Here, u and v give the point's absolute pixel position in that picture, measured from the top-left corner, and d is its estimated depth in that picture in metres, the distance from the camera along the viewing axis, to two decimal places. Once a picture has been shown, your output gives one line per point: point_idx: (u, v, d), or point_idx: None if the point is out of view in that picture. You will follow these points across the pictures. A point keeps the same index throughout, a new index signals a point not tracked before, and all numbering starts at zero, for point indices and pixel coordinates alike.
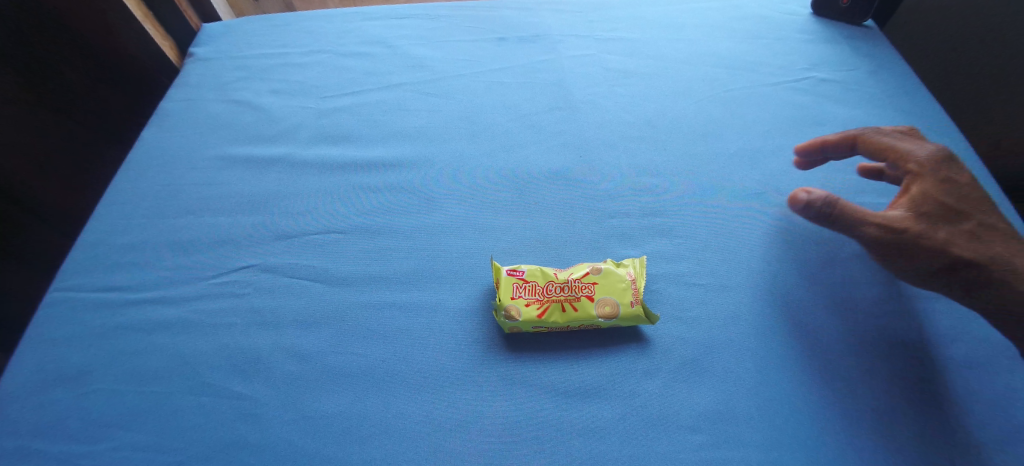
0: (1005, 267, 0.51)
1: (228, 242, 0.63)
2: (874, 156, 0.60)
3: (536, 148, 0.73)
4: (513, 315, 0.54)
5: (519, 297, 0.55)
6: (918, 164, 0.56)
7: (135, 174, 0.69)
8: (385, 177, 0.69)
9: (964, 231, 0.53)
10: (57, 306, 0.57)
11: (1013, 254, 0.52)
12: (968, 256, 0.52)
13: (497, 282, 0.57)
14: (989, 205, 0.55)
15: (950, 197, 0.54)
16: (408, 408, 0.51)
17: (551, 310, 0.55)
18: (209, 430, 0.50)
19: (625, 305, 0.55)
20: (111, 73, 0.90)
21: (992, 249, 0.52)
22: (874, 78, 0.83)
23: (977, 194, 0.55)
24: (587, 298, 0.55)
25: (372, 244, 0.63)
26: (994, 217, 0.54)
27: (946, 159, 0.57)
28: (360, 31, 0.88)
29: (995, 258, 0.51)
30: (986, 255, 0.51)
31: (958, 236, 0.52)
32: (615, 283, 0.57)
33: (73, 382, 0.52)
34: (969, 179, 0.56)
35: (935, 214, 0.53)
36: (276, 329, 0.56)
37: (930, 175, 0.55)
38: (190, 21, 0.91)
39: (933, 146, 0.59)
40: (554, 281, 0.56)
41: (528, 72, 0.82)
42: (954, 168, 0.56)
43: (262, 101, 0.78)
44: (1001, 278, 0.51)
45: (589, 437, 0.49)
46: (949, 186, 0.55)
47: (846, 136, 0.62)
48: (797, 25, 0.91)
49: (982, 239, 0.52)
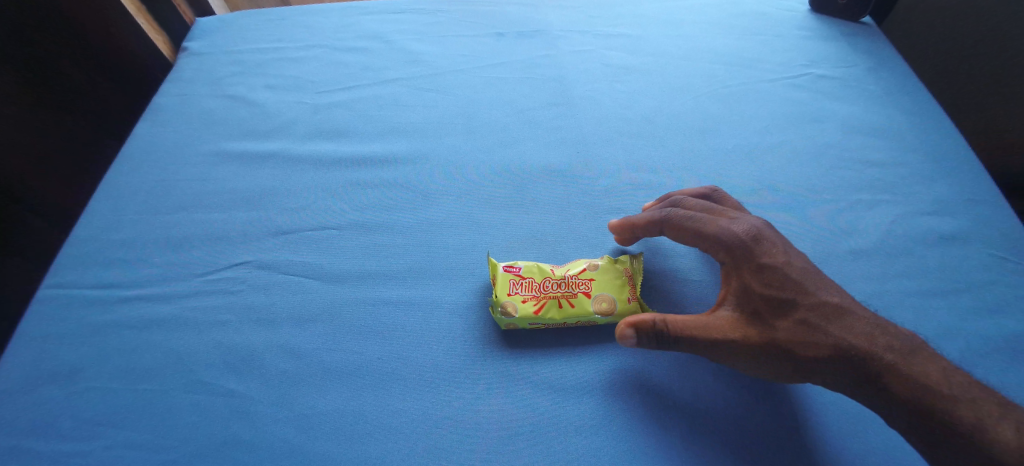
0: (870, 357, 0.43)
1: (222, 239, 0.62)
2: (682, 240, 0.54)
3: (534, 144, 0.72)
4: (510, 312, 0.53)
5: (516, 294, 0.55)
6: (727, 248, 0.50)
7: (128, 170, 0.68)
8: (380, 173, 0.69)
9: (812, 320, 0.45)
10: (49, 303, 0.56)
11: (855, 343, 0.44)
12: (826, 350, 0.44)
13: (494, 278, 0.56)
14: (821, 285, 0.48)
15: (768, 285, 0.47)
16: (404, 405, 0.50)
17: (548, 306, 0.54)
18: (202, 428, 0.49)
19: (621, 300, 0.55)
20: (110, 72, 0.90)
21: (843, 336, 0.44)
22: (873, 75, 0.83)
23: (805, 275, 0.48)
24: (584, 294, 0.55)
25: (368, 240, 0.62)
26: (829, 298, 0.47)
27: (750, 239, 0.50)
28: (357, 26, 0.87)
29: (852, 350, 0.43)
30: (843, 346, 0.44)
31: (795, 330, 0.45)
32: (611, 278, 0.56)
33: (65, 380, 0.51)
34: (782, 259, 0.49)
35: (762, 307, 0.47)
36: (271, 326, 0.55)
37: (734, 262, 0.50)
38: (185, 17, 0.90)
39: (747, 223, 0.52)
40: (551, 277, 0.56)
41: (526, 68, 0.81)
42: (762, 247, 0.49)
43: (258, 96, 0.77)
44: (878, 370, 0.42)
45: (586, 434, 0.49)
46: (763, 271, 0.48)
47: (652, 221, 0.56)
48: (796, 21, 0.90)
49: (826, 328, 0.45)
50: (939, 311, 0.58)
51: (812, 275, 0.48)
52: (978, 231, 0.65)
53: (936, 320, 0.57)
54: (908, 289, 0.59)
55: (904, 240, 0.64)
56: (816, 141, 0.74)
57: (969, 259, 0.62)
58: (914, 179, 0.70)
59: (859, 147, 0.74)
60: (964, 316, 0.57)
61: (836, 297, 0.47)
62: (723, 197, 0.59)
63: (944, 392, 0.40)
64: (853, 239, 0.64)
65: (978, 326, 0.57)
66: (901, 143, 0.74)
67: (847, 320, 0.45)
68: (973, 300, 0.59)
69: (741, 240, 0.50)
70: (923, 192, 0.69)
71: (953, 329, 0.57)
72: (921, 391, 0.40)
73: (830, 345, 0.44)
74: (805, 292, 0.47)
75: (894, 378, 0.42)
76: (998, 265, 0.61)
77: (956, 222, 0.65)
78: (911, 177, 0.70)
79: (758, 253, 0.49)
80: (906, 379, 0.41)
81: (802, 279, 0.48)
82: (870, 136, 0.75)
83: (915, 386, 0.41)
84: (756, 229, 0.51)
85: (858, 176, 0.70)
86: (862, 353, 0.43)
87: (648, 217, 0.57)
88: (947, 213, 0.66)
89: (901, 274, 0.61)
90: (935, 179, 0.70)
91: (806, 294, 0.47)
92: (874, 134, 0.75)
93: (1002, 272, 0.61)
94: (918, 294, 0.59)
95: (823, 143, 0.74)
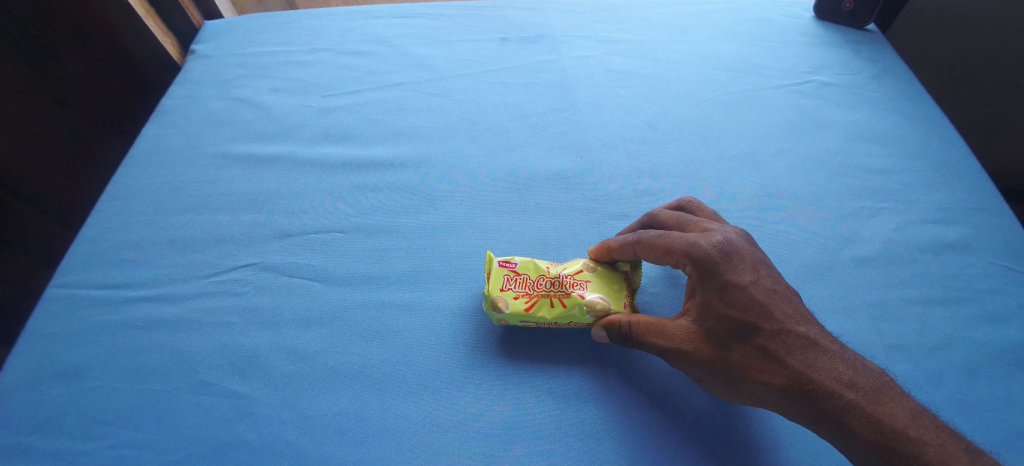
0: (829, 391, 0.43)
1: (228, 240, 0.63)
2: (657, 261, 0.51)
3: (537, 149, 0.72)
4: (501, 307, 0.53)
5: (508, 290, 0.54)
6: (693, 263, 0.49)
7: (134, 172, 0.69)
8: (384, 176, 0.69)
9: (772, 346, 0.46)
10: (56, 303, 0.57)
11: (814, 376, 0.44)
12: (783, 378, 0.44)
13: (487, 272, 0.55)
14: (787, 310, 0.47)
15: (729, 306, 0.47)
16: (406, 409, 0.51)
17: (540, 304, 0.53)
18: (207, 429, 0.49)
19: (616, 306, 0.54)
20: (117, 73, 0.91)
21: (802, 368, 0.44)
22: (876, 83, 0.83)
23: (771, 298, 0.47)
24: (579, 295, 0.53)
25: (372, 243, 0.63)
26: (795, 326, 0.46)
27: (719, 255, 0.48)
28: (362, 30, 0.88)
29: (811, 382, 0.44)
30: (802, 377, 0.44)
31: (752, 355, 0.46)
32: (609, 283, 0.55)
33: (72, 379, 0.52)
34: (749, 279, 0.48)
35: (721, 329, 0.47)
36: (275, 328, 0.56)
37: (700, 278, 0.48)
38: (192, 18, 0.90)
39: (719, 236, 0.50)
40: (546, 275, 0.54)
41: (531, 73, 0.82)
42: (731, 264, 0.48)
43: (263, 99, 0.78)
44: (835, 406, 0.42)
45: (587, 439, 0.49)
46: (728, 291, 0.47)
47: (625, 243, 0.53)
48: (800, 29, 0.90)
49: (787, 356, 0.45)
50: (939, 319, 0.58)
51: (780, 296, 0.48)
52: (980, 240, 0.65)
53: (938, 329, 0.57)
54: (909, 297, 0.60)
55: (906, 248, 0.64)
56: (818, 149, 0.74)
57: (970, 268, 0.62)
58: (917, 187, 0.70)
59: (861, 154, 0.74)
60: (965, 325, 0.57)
61: (802, 325, 0.46)
62: (698, 207, 0.57)
63: (906, 434, 0.40)
64: (854, 247, 0.64)
65: (979, 335, 0.57)
66: (903, 151, 0.74)
67: (811, 350, 0.45)
68: (973, 308, 0.59)
69: (709, 256, 0.48)
70: (926, 200, 0.69)
71: (956, 337, 0.57)
72: (881, 433, 0.40)
73: (788, 374, 0.44)
74: (770, 317, 0.46)
75: (852, 415, 0.42)
76: (999, 274, 0.61)
77: (959, 231, 0.65)
78: (914, 185, 0.70)
79: (725, 270, 0.48)
80: (868, 419, 0.41)
81: (769, 302, 0.47)
82: (873, 144, 0.75)
83: (875, 427, 0.41)
84: (727, 243, 0.49)
85: (860, 183, 0.70)
86: (821, 386, 0.43)
87: (622, 238, 0.54)
88: (951, 222, 0.66)
89: (902, 282, 0.61)
90: (939, 188, 0.70)
91: (769, 318, 0.46)
92: (876, 142, 0.75)
93: (1003, 281, 0.61)
94: (919, 303, 0.59)
95: (826, 150, 0.74)
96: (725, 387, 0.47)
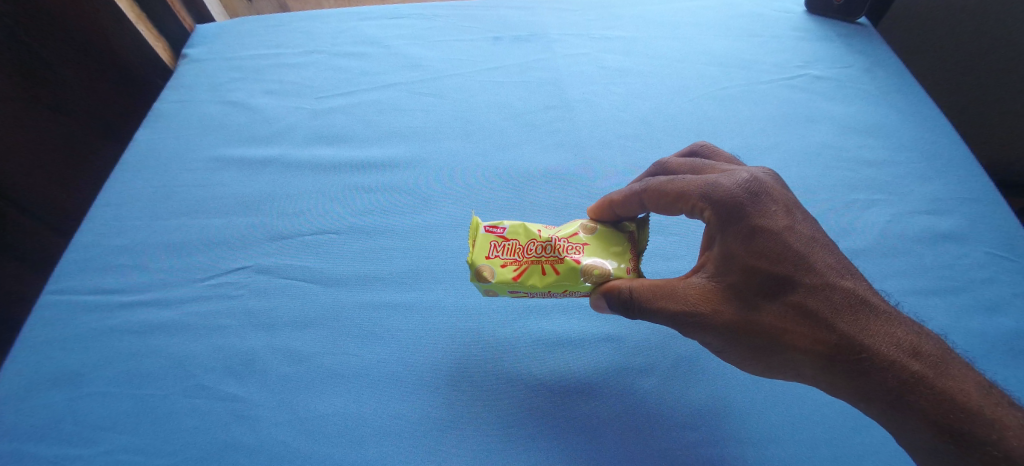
0: (887, 361, 0.40)
1: (224, 244, 0.63)
2: (667, 209, 0.49)
3: (532, 146, 0.73)
4: (487, 276, 0.48)
5: (495, 257, 0.49)
6: (713, 208, 0.45)
7: (129, 176, 0.69)
8: (379, 177, 0.69)
9: (813, 305, 0.42)
10: (50, 309, 0.57)
11: (866, 342, 0.41)
12: (826, 343, 0.41)
13: (474, 239, 0.51)
14: (830, 262, 0.44)
15: (759, 256, 0.43)
16: (405, 407, 0.51)
17: (529, 272, 0.48)
18: (205, 432, 0.49)
19: (619, 271, 0.48)
20: (110, 76, 0.90)
21: (848, 330, 0.41)
22: (869, 76, 0.83)
23: (810, 246, 0.44)
24: (573, 259, 0.48)
25: (369, 244, 0.63)
26: (839, 280, 0.43)
27: (747, 196, 0.45)
28: (355, 32, 0.88)
29: (859, 347, 0.40)
30: (849, 341, 0.41)
31: (788, 315, 0.43)
32: (608, 245, 0.50)
33: (69, 385, 0.52)
34: (784, 223, 0.44)
35: (751, 286, 0.44)
36: (272, 330, 0.56)
37: (722, 225, 0.45)
38: (184, 22, 0.89)
39: (745, 175, 0.46)
40: (536, 239, 0.50)
41: (523, 72, 0.82)
42: (761, 206, 0.45)
43: (257, 102, 0.78)
44: (892, 377, 0.39)
45: (587, 435, 0.50)
46: (758, 238, 0.44)
47: (631, 193, 0.49)
48: (791, 24, 0.91)
49: (833, 317, 0.42)
50: (935, 310, 0.58)
51: (819, 246, 0.45)
52: (974, 230, 0.65)
53: (933, 319, 0.57)
54: (904, 288, 0.60)
55: (900, 239, 0.64)
56: (813, 142, 0.74)
57: (965, 258, 0.62)
58: (910, 179, 0.70)
59: (855, 147, 0.74)
60: (961, 315, 0.58)
61: (848, 280, 0.43)
62: (712, 150, 0.54)
63: (974, 409, 0.37)
64: (850, 239, 0.64)
65: (976, 324, 0.57)
66: (896, 144, 0.74)
67: (858, 310, 0.42)
68: (969, 298, 0.59)
69: (736, 197, 0.45)
70: (920, 191, 0.69)
71: (952, 327, 0.57)
72: (946, 408, 0.37)
73: (831, 338, 0.41)
74: (809, 270, 0.43)
75: (915, 388, 0.38)
76: (993, 264, 0.62)
77: (952, 221, 0.66)
78: (907, 177, 0.71)
79: (755, 214, 0.44)
80: (931, 392, 0.38)
81: (807, 252, 0.44)
82: (866, 137, 0.75)
83: (942, 404, 0.37)
84: (755, 181, 0.46)
85: (855, 176, 0.71)
86: (876, 354, 0.40)
87: (626, 189, 0.50)
88: (944, 212, 0.67)
89: (897, 273, 0.61)
90: (933, 179, 0.70)
91: (808, 271, 0.43)
92: (869, 134, 0.76)
93: (997, 270, 0.61)
94: (914, 293, 0.59)
95: (820, 143, 0.74)
96: (754, 355, 0.45)
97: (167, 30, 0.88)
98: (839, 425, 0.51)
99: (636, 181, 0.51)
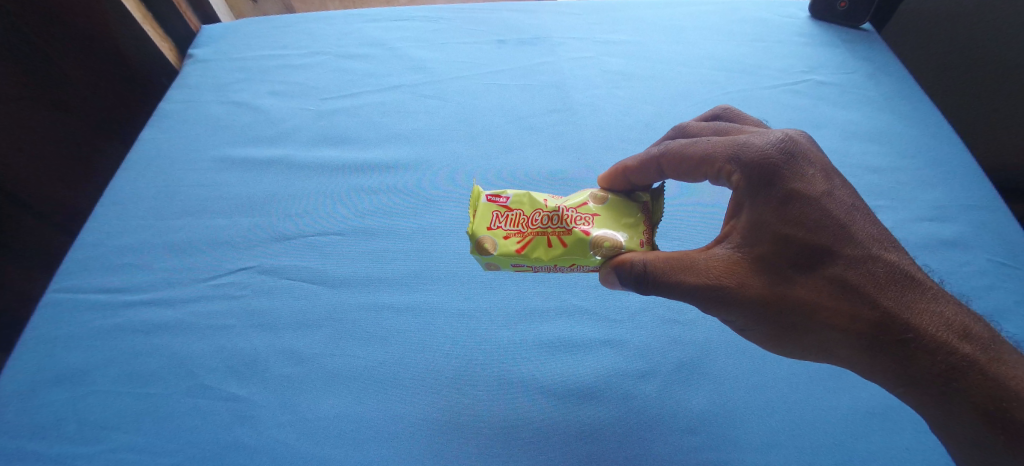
0: (934, 340, 0.39)
1: (226, 244, 0.63)
2: (688, 174, 0.49)
3: (535, 150, 0.73)
4: (488, 248, 0.47)
5: (498, 228, 0.48)
6: (743, 171, 0.44)
7: (133, 176, 0.69)
8: (382, 178, 0.69)
9: (853, 279, 0.42)
10: (54, 307, 0.57)
11: (911, 318, 0.40)
12: (869, 320, 0.41)
13: (475, 209, 0.49)
14: (871, 233, 0.43)
15: (794, 224, 0.42)
16: (406, 409, 0.51)
17: (534, 244, 0.47)
18: (207, 432, 0.50)
19: (630, 243, 0.47)
20: (116, 76, 0.90)
21: (893, 306, 0.41)
22: (873, 82, 0.83)
23: (849, 215, 0.44)
24: (582, 231, 0.47)
25: (371, 245, 0.63)
26: (881, 253, 0.43)
27: (781, 156, 0.44)
28: (359, 33, 0.88)
29: (903, 325, 0.40)
30: (893, 318, 0.40)
31: (825, 288, 0.42)
32: (621, 217, 0.49)
33: (71, 383, 0.52)
34: (821, 189, 0.44)
35: (786, 257, 0.43)
36: (274, 331, 0.56)
37: (752, 190, 0.44)
38: (190, 22, 0.90)
39: (778, 135, 0.45)
40: (542, 210, 0.48)
41: (527, 75, 0.82)
42: (797, 170, 0.44)
43: (262, 103, 0.78)
44: (938, 358, 0.39)
45: (588, 440, 0.50)
46: (794, 204, 0.43)
47: (648, 158, 0.49)
48: (795, 29, 0.91)
49: (876, 292, 0.41)
50: None
51: (860, 215, 0.44)
52: (976, 237, 0.65)
53: None
54: None
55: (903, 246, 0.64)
56: None
57: (968, 265, 0.62)
58: (913, 185, 0.70)
59: (859, 153, 0.74)
60: None
61: (890, 253, 0.43)
62: (735, 113, 0.55)
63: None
64: None
65: None
66: (899, 150, 0.74)
67: (901, 285, 0.41)
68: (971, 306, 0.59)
69: (770, 158, 0.44)
70: (922, 197, 0.69)
71: None
72: (993, 390, 0.37)
73: (873, 314, 0.41)
74: (849, 240, 0.43)
75: (966, 372, 0.38)
76: (996, 271, 0.62)
77: (955, 228, 0.66)
78: (910, 183, 0.71)
79: (792, 179, 0.43)
80: (982, 374, 0.38)
81: (847, 222, 0.43)
82: (869, 143, 0.75)
83: (994, 390, 0.37)
84: (789, 141, 0.45)
85: (858, 182, 0.70)
86: (922, 332, 0.40)
87: (643, 155, 0.50)
88: (947, 219, 0.67)
89: None
90: (936, 185, 0.70)
91: (849, 242, 0.43)
92: (872, 140, 0.76)
93: (999, 278, 0.61)
94: None
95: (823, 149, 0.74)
96: (785, 332, 0.44)
97: (172, 29, 0.89)
98: (839, 433, 0.51)
99: (653, 146, 0.51)
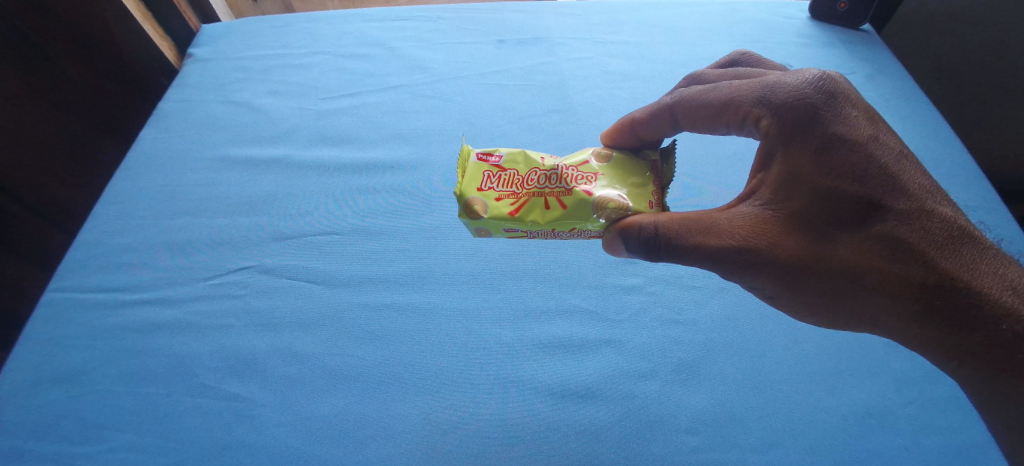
0: (994, 304, 0.38)
1: (226, 243, 0.63)
2: (704, 123, 0.49)
3: (535, 150, 0.73)
4: (478, 209, 0.47)
5: (490, 190, 0.48)
6: (774, 116, 0.44)
7: (132, 175, 0.69)
8: (383, 178, 0.69)
9: (903, 236, 0.40)
10: (53, 306, 0.57)
11: (970, 280, 0.39)
12: (921, 281, 0.39)
13: (467, 170, 0.49)
14: (923, 184, 0.42)
15: (834, 173, 0.42)
16: (406, 409, 0.51)
17: (530, 206, 0.47)
18: (207, 432, 0.50)
19: (637, 205, 0.47)
20: (115, 74, 0.89)
21: (949, 267, 0.39)
22: (872, 83, 0.83)
23: (898, 164, 0.43)
24: (584, 192, 0.46)
25: (371, 246, 0.63)
26: (936, 207, 0.41)
27: (821, 97, 0.43)
28: (359, 33, 0.88)
29: (961, 286, 0.38)
30: (949, 278, 0.39)
31: (869, 246, 0.41)
32: (626, 177, 0.49)
33: (70, 384, 0.52)
34: (866, 134, 0.43)
35: (824, 213, 0.42)
36: (275, 330, 0.56)
37: (787, 138, 0.43)
38: (191, 23, 0.89)
39: (815, 74, 0.45)
40: (539, 168, 0.48)
41: (527, 75, 0.82)
42: (837, 112, 0.43)
43: (261, 103, 0.78)
44: (1003, 325, 0.37)
45: (587, 439, 0.50)
46: (835, 151, 0.42)
47: (664, 106, 0.50)
48: (795, 30, 0.91)
49: (931, 252, 0.40)
50: None
51: (909, 165, 0.43)
52: None
53: None
54: None
55: None
56: None
57: None
58: None
59: None
60: None
61: (943, 208, 0.42)
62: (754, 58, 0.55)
63: None
64: None
65: None
66: None
67: (958, 244, 0.40)
68: None
69: (808, 98, 0.43)
70: None
71: None
72: None
73: (926, 274, 0.39)
74: (902, 193, 0.41)
75: None
76: None
77: None
78: None
79: (833, 122, 0.43)
80: None
81: (896, 172, 0.42)
82: None
83: None
84: (827, 79, 0.45)
85: None
86: (983, 295, 0.38)
87: (658, 104, 0.51)
88: None
89: None
90: None
91: (899, 195, 0.41)
92: None
93: None
94: None
95: None
96: (823, 295, 0.43)
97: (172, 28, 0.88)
98: (838, 433, 0.51)
99: (666, 96, 0.52)
